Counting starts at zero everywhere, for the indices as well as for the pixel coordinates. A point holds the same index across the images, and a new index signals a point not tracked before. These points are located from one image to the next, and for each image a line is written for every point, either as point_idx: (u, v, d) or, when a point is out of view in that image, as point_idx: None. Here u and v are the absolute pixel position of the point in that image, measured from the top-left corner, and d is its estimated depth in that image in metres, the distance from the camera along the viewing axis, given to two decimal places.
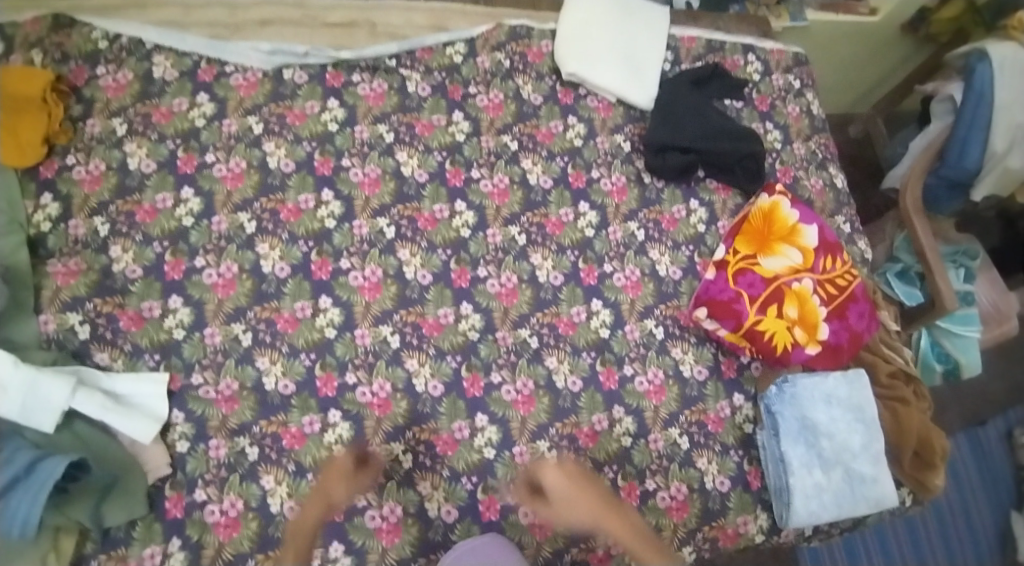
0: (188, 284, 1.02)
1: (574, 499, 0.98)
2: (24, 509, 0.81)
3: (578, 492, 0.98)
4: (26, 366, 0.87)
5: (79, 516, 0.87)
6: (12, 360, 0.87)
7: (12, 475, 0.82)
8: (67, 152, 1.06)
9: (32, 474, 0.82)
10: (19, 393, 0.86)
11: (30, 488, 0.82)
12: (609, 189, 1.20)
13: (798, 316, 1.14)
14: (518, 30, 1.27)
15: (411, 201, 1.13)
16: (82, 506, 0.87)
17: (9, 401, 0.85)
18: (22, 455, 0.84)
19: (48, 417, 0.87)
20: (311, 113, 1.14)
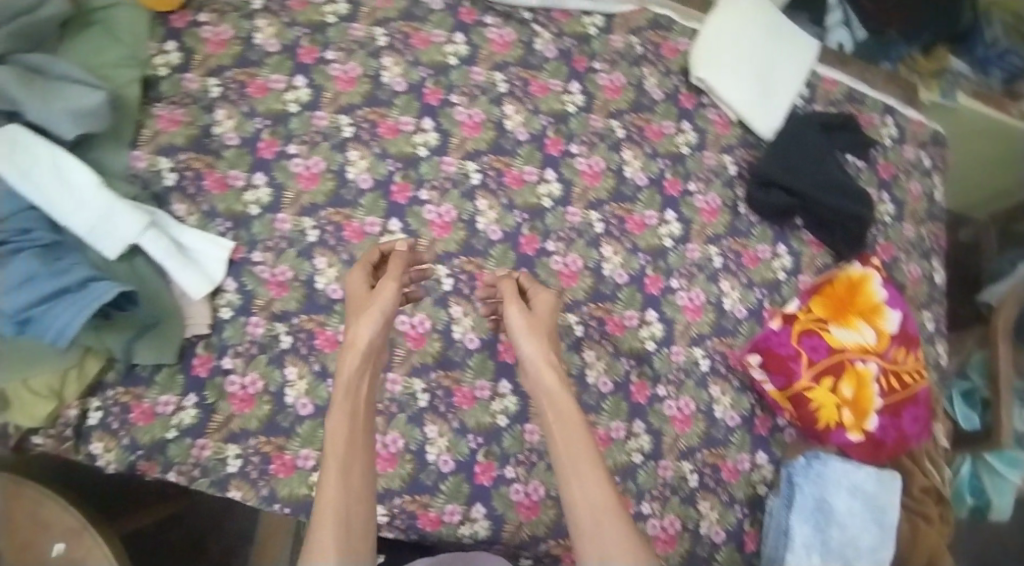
0: (275, 166, 1.04)
1: (547, 332, 0.85)
2: (66, 321, 0.84)
3: (547, 340, 0.85)
4: (107, 191, 0.90)
5: (112, 344, 0.91)
6: (95, 181, 0.90)
7: (64, 284, 0.85)
8: (201, 10, 1.09)
9: (83, 289, 0.86)
10: (95, 213, 0.89)
11: (76, 302, 0.85)
12: (701, 206, 1.16)
13: (852, 397, 1.08)
14: (661, 19, 1.24)
15: (504, 154, 1.12)
16: (118, 336, 0.91)
17: (83, 217, 0.89)
18: (78, 270, 0.87)
19: (113, 244, 0.90)
20: (435, 41, 1.15)
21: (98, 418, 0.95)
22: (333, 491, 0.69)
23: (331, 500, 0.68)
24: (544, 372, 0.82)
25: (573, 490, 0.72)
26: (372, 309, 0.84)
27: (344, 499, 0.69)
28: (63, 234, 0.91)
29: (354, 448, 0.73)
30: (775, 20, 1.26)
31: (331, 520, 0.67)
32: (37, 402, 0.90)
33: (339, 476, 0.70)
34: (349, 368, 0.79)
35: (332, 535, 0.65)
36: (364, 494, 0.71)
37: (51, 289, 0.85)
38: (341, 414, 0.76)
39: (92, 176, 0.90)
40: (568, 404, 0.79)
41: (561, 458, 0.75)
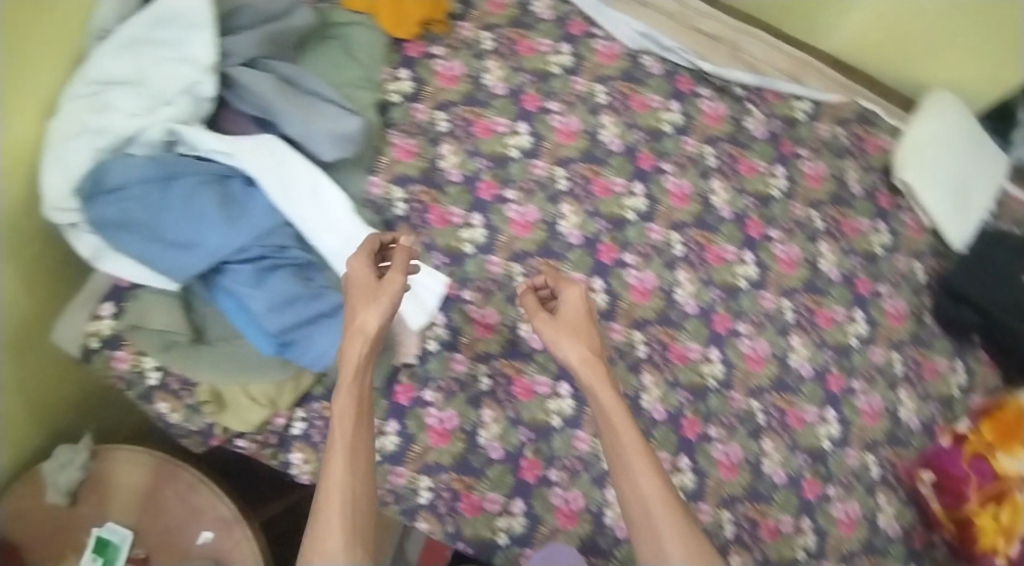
0: (492, 208, 1.06)
1: (580, 338, 0.85)
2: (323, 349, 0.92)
3: (579, 341, 0.85)
4: (355, 217, 0.93)
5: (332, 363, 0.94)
6: (347, 206, 0.93)
7: (321, 310, 0.91)
8: (436, 42, 1.14)
9: (337, 315, 0.92)
10: (342, 237, 0.93)
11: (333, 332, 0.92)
12: (890, 310, 1.17)
13: (1006, 523, 1.03)
14: (869, 112, 1.27)
15: (707, 229, 1.12)
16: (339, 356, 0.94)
17: (331, 239, 0.92)
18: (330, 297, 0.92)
19: (351, 269, 0.93)
20: (652, 106, 1.16)
21: (301, 429, 0.96)
22: (342, 486, 0.74)
23: (336, 492, 0.74)
24: (583, 377, 0.83)
25: (632, 498, 0.77)
26: (354, 287, 0.83)
27: (349, 489, 0.74)
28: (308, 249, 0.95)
29: (353, 436, 0.77)
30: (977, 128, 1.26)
31: (339, 522, 0.72)
32: (252, 409, 0.92)
33: (346, 469, 0.75)
34: (354, 354, 0.80)
35: (337, 532, 0.71)
36: (366, 482, 0.76)
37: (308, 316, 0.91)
38: (347, 406, 0.78)
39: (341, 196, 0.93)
40: (624, 416, 0.80)
41: (621, 467, 0.79)
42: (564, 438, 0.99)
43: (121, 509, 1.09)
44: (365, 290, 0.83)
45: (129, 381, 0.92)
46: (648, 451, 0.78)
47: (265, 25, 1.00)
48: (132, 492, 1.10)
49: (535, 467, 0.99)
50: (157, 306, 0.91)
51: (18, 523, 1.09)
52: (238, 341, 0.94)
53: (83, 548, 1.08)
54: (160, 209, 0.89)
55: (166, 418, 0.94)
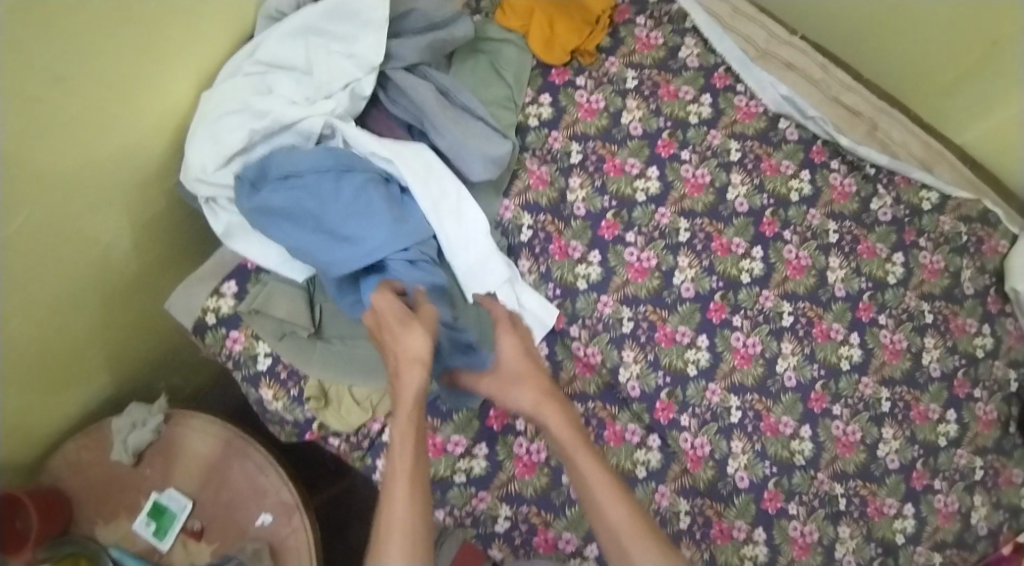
0: (610, 248, 1.07)
1: (536, 389, 0.89)
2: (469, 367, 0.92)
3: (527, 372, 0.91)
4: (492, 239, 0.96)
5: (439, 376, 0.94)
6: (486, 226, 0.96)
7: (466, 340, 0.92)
8: (581, 72, 1.17)
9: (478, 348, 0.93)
10: (476, 255, 0.95)
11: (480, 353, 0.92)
12: (980, 416, 1.15)
13: None
14: (990, 215, 1.25)
15: (818, 304, 1.12)
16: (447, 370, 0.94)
17: (465, 256, 0.95)
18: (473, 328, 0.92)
19: (476, 287, 0.96)
20: (783, 172, 1.18)
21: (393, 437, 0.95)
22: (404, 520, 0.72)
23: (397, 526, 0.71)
24: (544, 416, 0.87)
25: (604, 525, 0.79)
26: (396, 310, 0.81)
27: (412, 524, 0.72)
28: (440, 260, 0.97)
29: (412, 466, 0.76)
30: None
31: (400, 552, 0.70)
32: (354, 411, 0.92)
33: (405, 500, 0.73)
34: (410, 385, 0.78)
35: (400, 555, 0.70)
36: (426, 515, 0.74)
37: (454, 337, 0.91)
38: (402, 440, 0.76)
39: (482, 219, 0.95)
40: (579, 448, 0.84)
41: (586, 496, 0.81)
42: (646, 491, 1.01)
43: (186, 476, 1.02)
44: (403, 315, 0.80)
45: (239, 362, 0.93)
46: (614, 479, 0.81)
47: (429, 32, 1.01)
48: (199, 461, 1.03)
49: None
50: (281, 295, 0.92)
51: (77, 474, 1.02)
52: (352, 342, 0.93)
53: (138, 510, 1.01)
54: (332, 198, 0.87)
55: (265, 404, 0.94)
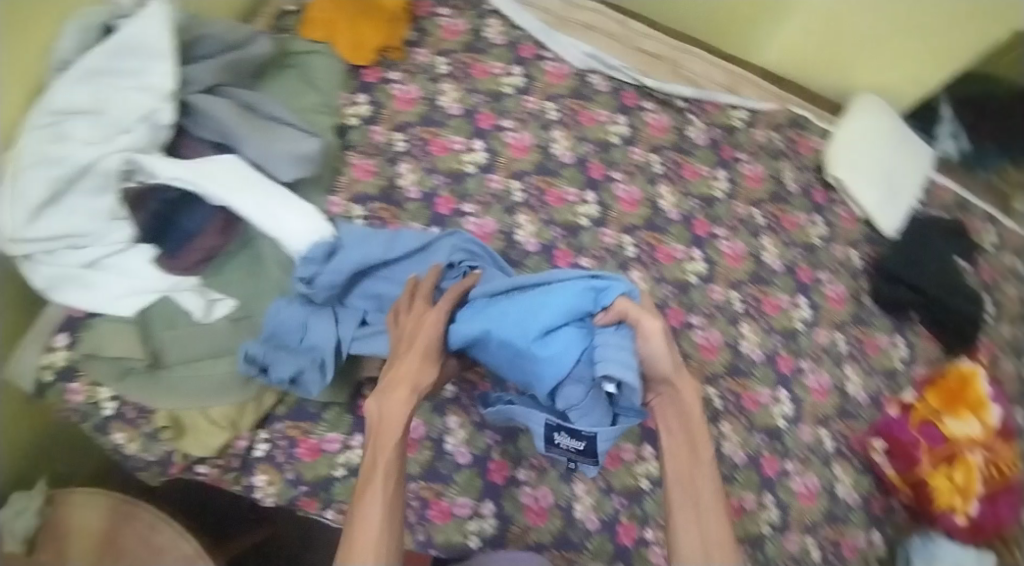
0: (451, 222, 1.11)
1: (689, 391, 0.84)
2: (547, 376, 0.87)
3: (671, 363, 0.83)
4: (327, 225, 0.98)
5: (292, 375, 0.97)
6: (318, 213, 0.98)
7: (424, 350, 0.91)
8: (392, 67, 1.19)
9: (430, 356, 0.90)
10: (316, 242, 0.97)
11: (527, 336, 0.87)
12: (830, 294, 1.24)
13: (961, 484, 1.12)
14: (800, 119, 1.34)
15: (657, 231, 1.19)
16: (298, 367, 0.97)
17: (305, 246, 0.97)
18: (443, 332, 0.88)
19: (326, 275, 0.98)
20: (599, 120, 1.23)
21: (265, 451, 1.00)
22: (375, 531, 0.73)
23: (370, 531, 0.73)
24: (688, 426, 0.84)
25: (696, 538, 0.77)
26: (430, 346, 0.85)
27: (382, 530, 0.73)
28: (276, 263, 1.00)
29: (393, 491, 0.76)
30: (900, 127, 1.38)
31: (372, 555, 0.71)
32: (212, 432, 0.96)
33: (384, 509, 0.75)
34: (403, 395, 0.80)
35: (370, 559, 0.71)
36: (393, 528, 0.74)
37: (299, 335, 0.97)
38: (386, 453, 0.78)
39: (310, 207, 0.99)
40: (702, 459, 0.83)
41: (676, 502, 0.80)
42: (530, 438, 1.06)
43: (82, 551, 1.01)
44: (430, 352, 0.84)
45: (84, 413, 0.95)
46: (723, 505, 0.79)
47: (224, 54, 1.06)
48: (88, 533, 1.02)
49: (503, 468, 1.04)
50: (113, 334, 0.94)
51: None
52: (197, 365, 0.98)
53: None
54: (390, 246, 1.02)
55: (123, 450, 0.96)
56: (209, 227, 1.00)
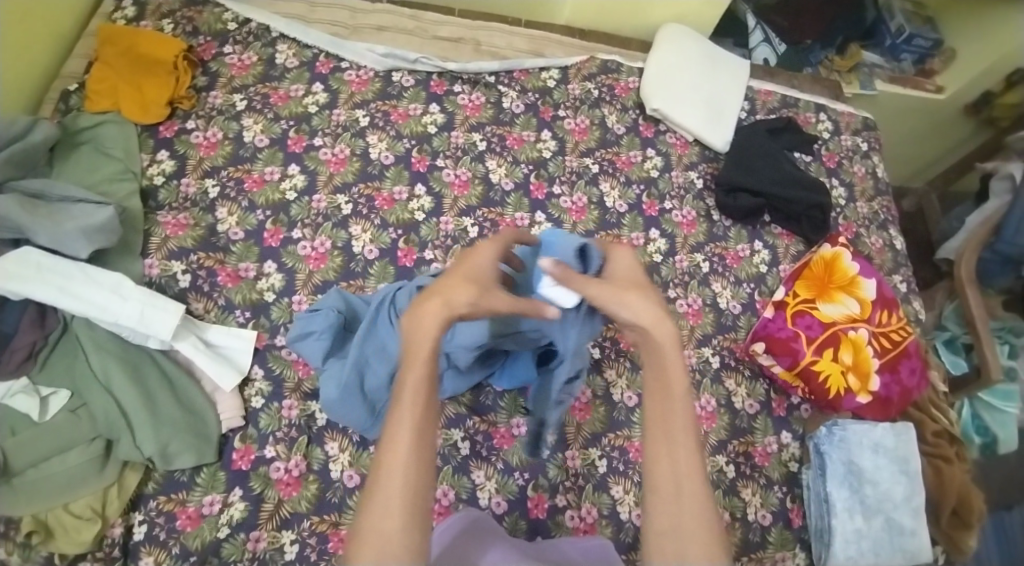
0: (284, 252, 1.09)
1: (654, 304, 0.71)
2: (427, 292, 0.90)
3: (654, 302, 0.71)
4: (139, 290, 0.95)
5: (146, 445, 0.91)
6: (126, 281, 0.95)
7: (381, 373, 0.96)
8: (188, 117, 1.15)
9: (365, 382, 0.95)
10: (130, 313, 0.93)
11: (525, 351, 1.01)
12: (679, 220, 1.26)
13: (852, 363, 1.16)
14: (609, 64, 1.37)
15: (495, 206, 1.19)
16: (149, 435, 0.91)
17: (122, 320, 0.93)
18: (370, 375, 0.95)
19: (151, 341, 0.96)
20: (413, 114, 1.22)
21: (144, 531, 0.91)
22: (401, 483, 0.60)
23: (397, 481, 0.60)
24: (656, 338, 0.70)
25: (668, 474, 0.66)
26: (477, 271, 0.70)
27: (411, 476, 0.60)
28: (104, 345, 0.95)
29: (426, 416, 0.63)
30: (709, 47, 1.41)
31: (399, 512, 0.59)
32: (80, 527, 0.87)
33: (416, 435, 0.61)
34: (427, 339, 0.65)
35: (396, 512, 0.59)
36: (425, 469, 0.61)
37: (142, 405, 0.93)
38: (422, 375, 0.64)
39: (120, 277, 0.95)
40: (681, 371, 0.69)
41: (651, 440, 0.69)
42: None
43: None
44: (477, 273, 0.69)
45: None
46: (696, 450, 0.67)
47: (5, 147, 0.97)
48: None
49: None
50: None
51: None
52: (46, 464, 0.89)
53: None
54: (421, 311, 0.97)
55: None
56: (22, 322, 0.93)
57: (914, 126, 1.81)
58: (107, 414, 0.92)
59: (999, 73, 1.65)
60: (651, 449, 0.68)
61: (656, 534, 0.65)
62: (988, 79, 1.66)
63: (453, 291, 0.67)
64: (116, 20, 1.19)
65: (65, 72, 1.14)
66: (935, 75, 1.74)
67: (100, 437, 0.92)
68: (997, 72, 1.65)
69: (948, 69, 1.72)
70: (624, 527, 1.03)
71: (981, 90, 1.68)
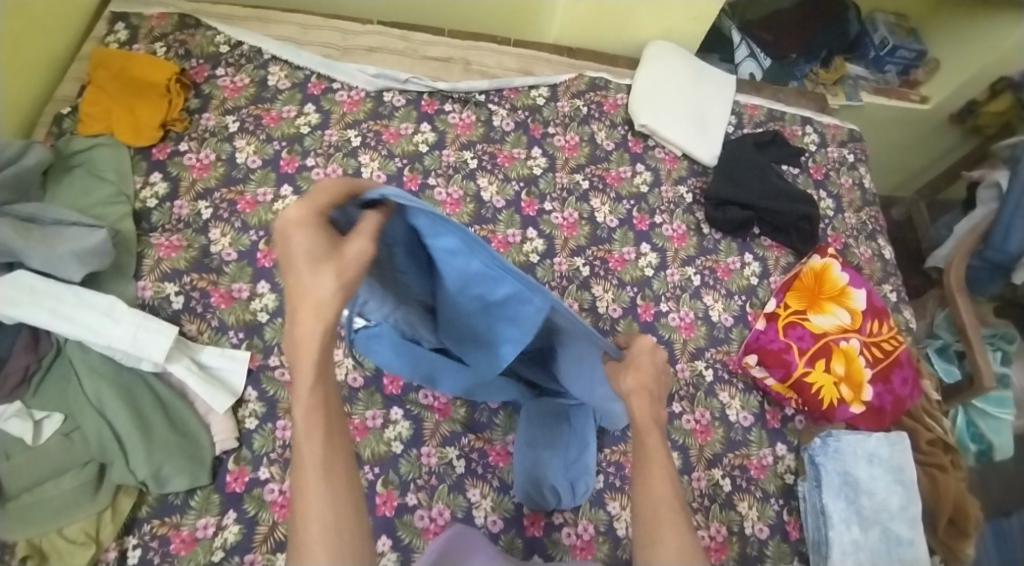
0: (276, 273, 1.09)
1: (637, 374, 0.82)
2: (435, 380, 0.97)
3: (638, 372, 0.82)
4: (137, 311, 0.95)
5: (138, 469, 0.91)
6: (122, 303, 0.95)
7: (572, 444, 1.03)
8: (180, 139, 1.15)
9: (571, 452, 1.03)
10: (127, 334, 0.94)
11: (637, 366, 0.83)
12: (670, 234, 1.27)
13: (844, 373, 1.17)
14: (597, 81, 1.38)
15: (487, 223, 1.19)
16: (142, 460, 0.91)
17: (119, 341, 0.93)
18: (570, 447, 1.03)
19: (144, 362, 0.96)
20: (404, 133, 1.23)
21: (138, 556, 0.90)
22: (319, 512, 0.62)
23: (315, 515, 0.62)
24: (634, 408, 0.81)
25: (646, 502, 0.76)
26: (310, 250, 0.60)
27: (327, 508, 0.62)
28: (98, 367, 0.95)
29: (325, 443, 0.64)
30: (695, 64, 1.43)
31: (322, 548, 0.61)
32: (75, 552, 0.87)
33: (321, 462, 0.63)
34: (308, 341, 0.62)
35: (322, 553, 0.61)
36: (342, 492, 0.63)
37: (136, 433, 0.92)
38: (310, 408, 0.64)
39: (113, 300, 0.95)
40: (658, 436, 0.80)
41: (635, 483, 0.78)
42: (411, 461, 1.01)
43: None
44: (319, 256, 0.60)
45: None
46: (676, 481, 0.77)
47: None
48: None
49: (392, 498, 0.98)
50: None
51: None
52: (40, 488, 0.89)
53: None
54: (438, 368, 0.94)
55: None
56: (15, 346, 0.93)
57: (899, 136, 1.84)
58: (100, 437, 0.92)
59: (981, 83, 1.67)
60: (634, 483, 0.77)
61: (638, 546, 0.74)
62: (971, 89, 1.69)
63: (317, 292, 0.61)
64: (109, 44, 1.19)
65: (58, 96, 1.15)
66: (919, 85, 1.77)
67: (93, 460, 0.92)
68: (979, 82, 1.68)
69: (932, 80, 1.76)
70: (621, 543, 1.02)
71: (966, 100, 1.70)
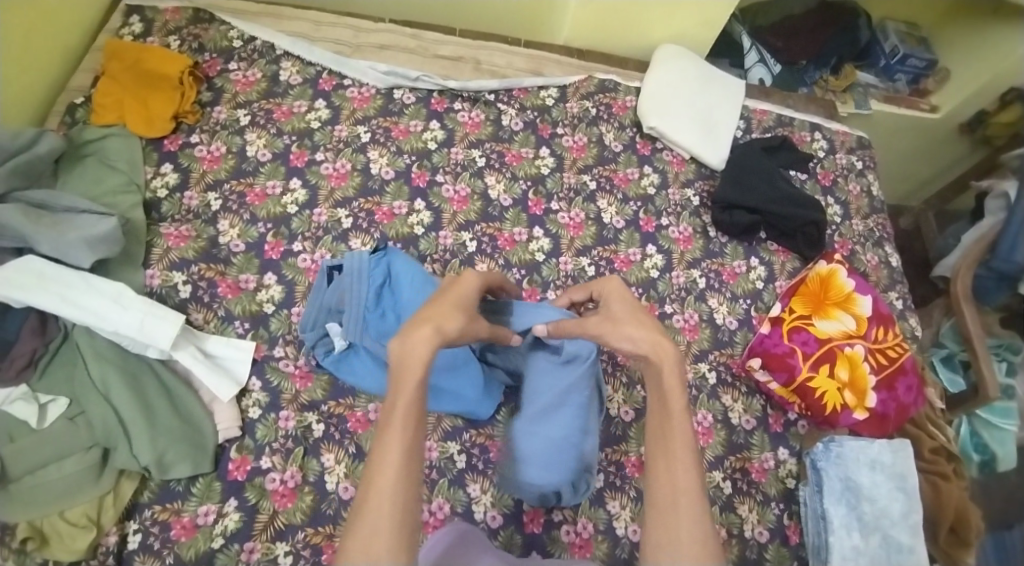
0: (283, 265, 1.10)
1: (653, 334, 0.87)
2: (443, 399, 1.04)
3: (650, 334, 0.87)
4: (144, 298, 0.96)
5: (142, 454, 0.91)
6: (129, 289, 0.96)
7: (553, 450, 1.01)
8: (192, 131, 1.17)
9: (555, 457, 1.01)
10: (134, 321, 0.94)
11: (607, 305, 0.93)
12: (676, 237, 1.28)
13: (848, 379, 1.16)
14: (607, 83, 1.39)
15: (493, 221, 1.20)
16: (145, 445, 0.92)
17: (126, 327, 0.94)
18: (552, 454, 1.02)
19: (150, 348, 0.97)
20: (413, 130, 1.24)
21: (138, 541, 0.91)
22: (391, 495, 0.69)
23: (387, 497, 0.69)
24: (662, 372, 0.84)
25: (666, 487, 0.76)
26: (459, 301, 0.86)
27: (398, 493, 0.69)
28: (104, 353, 0.95)
29: (413, 438, 0.72)
30: (705, 68, 1.43)
31: (387, 527, 0.67)
32: (74, 535, 0.87)
33: (401, 455, 0.71)
34: (417, 356, 0.76)
35: (385, 533, 0.67)
36: (412, 484, 0.70)
37: (141, 419, 0.93)
38: (407, 406, 0.73)
39: (121, 287, 0.96)
40: (681, 413, 0.81)
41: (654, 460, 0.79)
42: None
43: None
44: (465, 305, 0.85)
45: None
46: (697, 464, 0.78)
47: (10, 159, 0.98)
48: None
49: None
50: None
51: None
52: (43, 471, 0.90)
53: None
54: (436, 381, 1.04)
55: None
56: (23, 330, 0.94)
57: (908, 145, 1.84)
58: (105, 423, 0.92)
59: (991, 93, 1.67)
60: (652, 464, 0.78)
61: (651, 544, 0.73)
62: (981, 99, 1.69)
63: (442, 320, 0.80)
64: (124, 36, 1.21)
65: (73, 86, 1.16)
66: (929, 95, 1.77)
67: (96, 445, 0.92)
68: (990, 91, 1.67)
69: (943, 89, 1.75)
70: (620, 542, 1.02)
71: (976, 110, 1.70)
